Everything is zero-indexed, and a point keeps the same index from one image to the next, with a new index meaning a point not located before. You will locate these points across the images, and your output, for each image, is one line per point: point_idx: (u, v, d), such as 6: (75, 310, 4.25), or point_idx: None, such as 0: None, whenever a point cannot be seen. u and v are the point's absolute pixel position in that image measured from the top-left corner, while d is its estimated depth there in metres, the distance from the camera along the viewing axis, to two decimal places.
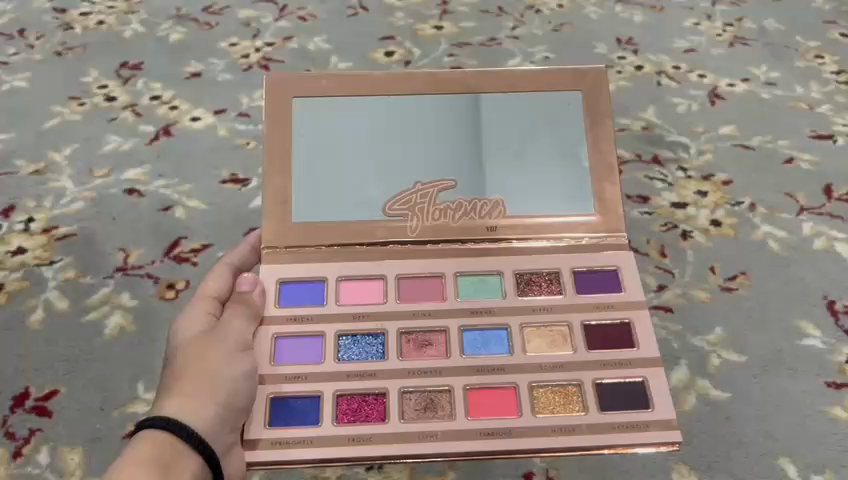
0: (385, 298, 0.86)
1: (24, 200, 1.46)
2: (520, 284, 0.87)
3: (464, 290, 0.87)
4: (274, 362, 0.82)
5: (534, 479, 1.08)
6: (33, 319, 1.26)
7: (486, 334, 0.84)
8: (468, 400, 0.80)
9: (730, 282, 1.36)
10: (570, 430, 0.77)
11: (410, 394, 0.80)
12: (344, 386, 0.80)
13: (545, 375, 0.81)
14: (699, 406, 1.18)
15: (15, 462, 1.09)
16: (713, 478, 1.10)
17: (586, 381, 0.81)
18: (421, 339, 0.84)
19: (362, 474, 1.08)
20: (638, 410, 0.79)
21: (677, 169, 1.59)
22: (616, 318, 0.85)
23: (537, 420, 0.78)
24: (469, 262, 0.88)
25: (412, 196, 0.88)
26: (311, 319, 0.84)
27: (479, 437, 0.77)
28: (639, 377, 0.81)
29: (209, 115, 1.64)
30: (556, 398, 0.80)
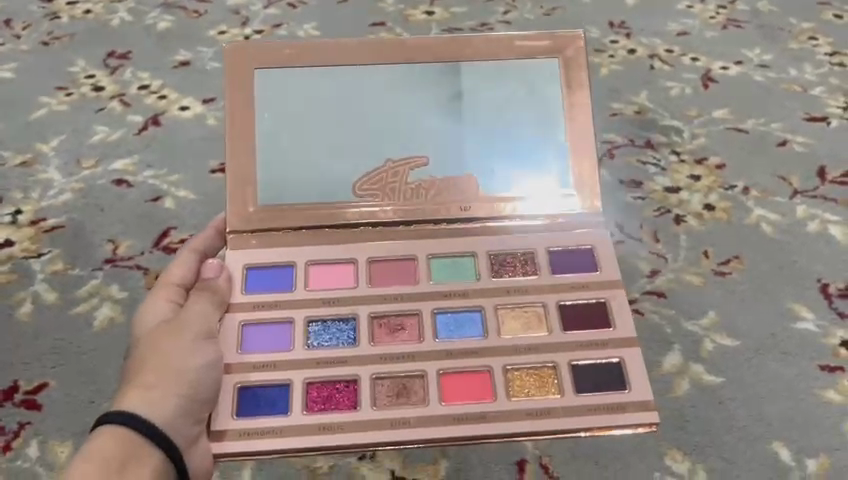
0: (356, 282, 0.85)
1: (11, 192, 1.44)
2: (494, 264, 0.86)
3: (437, 272, 0.86)
4: (241, 350, 0.81)
5: (527, 466, 1.07)
6: (21, 312, 1.25)
7: (459, 317, 0.84)
8: (441, 385, 0.79)
9: (724, 266, 1.35)
10: (544, 413, 0.76)
11: (382, 380, 0.79)
12: (314, 374, 0.80)
13: (514, 356, 0.81)
14: (693, 391, 1.18)
15: (5, 456, 1.08)
16: (707, 464, 1.09)
17: (560, 363, 0.80)
18: (393, 324, 0.83)
19: (353, 464, 1.07)
20: (614, 391, 0.78)
21: (670, 153, 1.58)
22: (592, 297, 0.84)
23: (511, 405, 0.77)
24: (441, 243, 0.87)
25: (383, 175, 0.88)
26: (279, 305, 0.83)
27: (452, 422, 0.76)
28: (615, 358, 0.81)
29: (197, 104, 1.63)
30: (530, 380, 0.79)
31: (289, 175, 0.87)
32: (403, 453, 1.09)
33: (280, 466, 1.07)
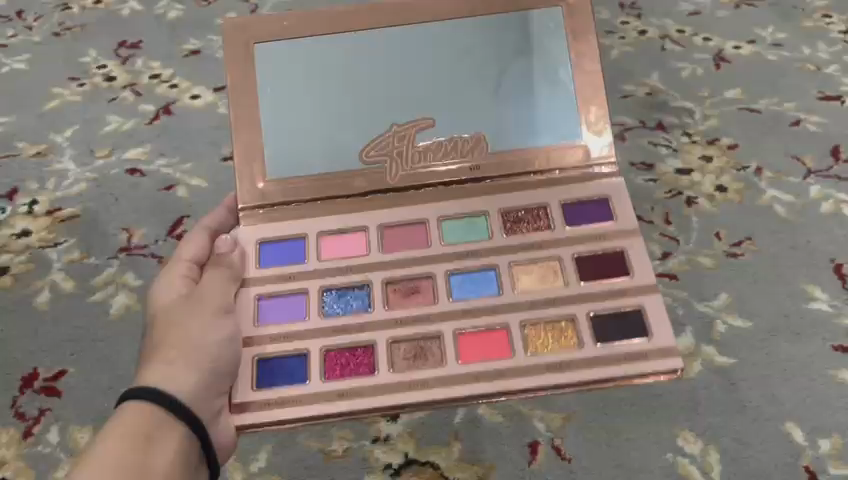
0: (369, 250, 0.87)
1: (27, 182, 1.46)
2: (507, 223, 0.88)
3: (450, 233, 0.89)
4: (257, 324, 0.83)
5: (539, 448, 1.08)
6: (39, 301, 1.27)
7: (473, 275, 0.86)
8: (459, 344, 0.80)
9: (736, 247, 1.35)
10: (566, 366, 0.77)
11: (399, 344, 0.81)
12: (330, 342, 0.82)
13: (529, 311, 0.82)
14: (705, 373, 1.18)
15: (26, 442, 1.10)
16: (719, 444, 1.10)
17: (579, 315, 0.81)
18: (407, 287, 0.85)
19: (368, 446, 1.09)
20: (633, 340, 0.78)
21: (682, 134, 1.57)
22: (609, 248, 0.85)
23: (530, 359, 0.78)
24: (452, 204, 0.90)
25: (390, 140, 0.90)
26: (294, 277, 0.86)
27: (472, 379, 0.77)
28: (635, 305, 0.81)
29: (209, 92, 1.63)
30: (550, 335, 0.80)
31: (294, 147, 0.89)
32: (416, 435, 1.10)
33: (295, 450, 1.08)
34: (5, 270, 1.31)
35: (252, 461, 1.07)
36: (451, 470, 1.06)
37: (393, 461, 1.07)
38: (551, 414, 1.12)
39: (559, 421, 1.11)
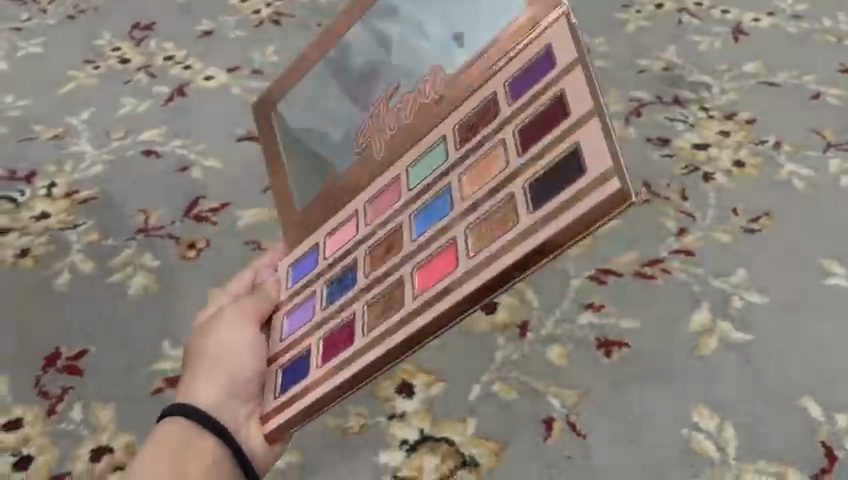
0: (357, 231, 0.68)
1: (45, 165, 1.47)
2: (462, 135, 0.63)
3: (417, 176, 0.66)
4: (283, 339, 0.71)
5: (554, 424, 1.09)
6: (60, 281, 1.28)
7: (430, 208, 0.63)
8: (415, 280, 0.60)
9: (754, 223, 1.34)
10: (512, 247, 0.52)
11: (374, 301, 0.63)
12: (326, 329, 0.65)
13: (467, 159, 0.62)
14: (721, 348, 1.17)
15: (49, 420, 1.12)
16: (736, 419, 1.10)
17: (519, 189, 0.55)
18: (382, 250, 0.66)
19: (384, 423, 1.10)
20: (570, 183, 0.50)
21: (699, 109, 1.55)
22: (545, 100, 0.56)
23: (474, 260, 0.54)
24: (416, 144, 0.68)
25: (369, 121, 0.73)
26: (308, 283, 0.71)
27: (419, 307, 0.57)
28: (568, 147, 0.52)
29: (223, 74, 1.64)
30: (494, 224, 0.55)
31: None
32: (432, 412, 1.11)
33: (312, 426, 1.09)
34: (26, 251, 1.33)
35: None
36: (467, 446, 1.07)
37: (409, 437, 1.08)
38: (566, 390, 1.13)
39: (574, 397, 1.11)
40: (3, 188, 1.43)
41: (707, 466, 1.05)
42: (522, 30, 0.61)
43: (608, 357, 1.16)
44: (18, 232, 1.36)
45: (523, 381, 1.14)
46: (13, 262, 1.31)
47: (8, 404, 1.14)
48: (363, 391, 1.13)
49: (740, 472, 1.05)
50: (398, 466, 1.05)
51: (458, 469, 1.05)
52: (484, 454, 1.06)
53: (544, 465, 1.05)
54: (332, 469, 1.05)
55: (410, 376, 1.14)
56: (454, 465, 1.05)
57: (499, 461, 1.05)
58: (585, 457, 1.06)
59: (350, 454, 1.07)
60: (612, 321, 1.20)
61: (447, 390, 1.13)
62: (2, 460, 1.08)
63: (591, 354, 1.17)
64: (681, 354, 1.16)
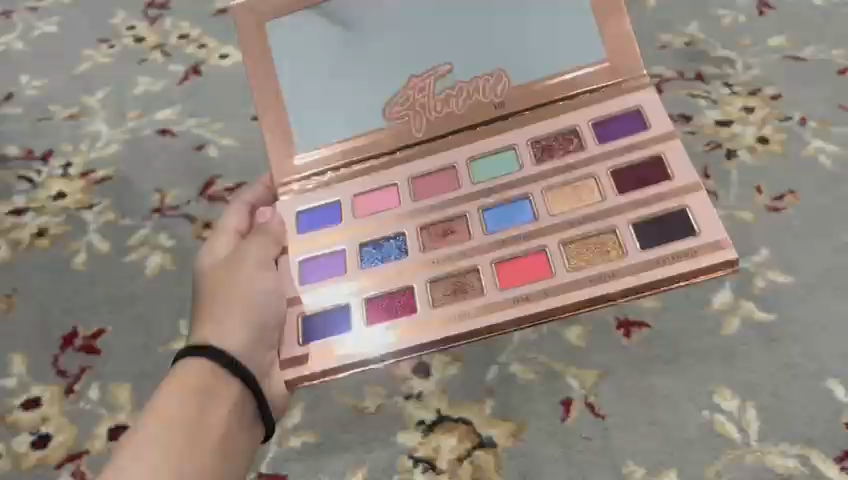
0: (401, 203, 0.94)
1: (62, 145, 1.47)
2: (536, 152, 0.94)
3: (479, 171, 0.95)
4: (302, 282, 0.92)
5: (572, 405, 1.07)
6: (77, 261, 1.28)
7: (504, 209, 0.92)
8: (495, 272, 0.88)
9: (778, 201, 1.31)
10: (608, 278, 0.82)
11: (439, 281, 0.89)
12: (370, 293, 0.89)
13: (549, 179, 0.92)
14: (744, 329, 1.15)
15: (68, 399, 1.12)
16: (758, 401, 1.08)
17: (621, 226, 0.87)
18: (443, 229, 0.92)
19: (401, 404, 1.09)
20: (671, 241, 0.83)
21: (722, 85, 1.51)
22: (637, 157, 0.90)
23: (574, 274, 0.84)
24: (486, 140, 0.95)
25: (409, 95, 0.95)
26: (334, 241, 0.94)
27: (512, 304, 0.84)
28: (676, 207, 0.86)
29: (237, 52, 1.62)
30: (590, 247, 0.86)
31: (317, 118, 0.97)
32: (449, 393, 1.10)
33: (328, 406, 1.09)
34: (43, 231, 1.33)
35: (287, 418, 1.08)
36: (484, 427, 1.06)
37: (426, 418, 1.07)
38: (585, 371, 1.11)
39: (593, 378, 1.10)
40: (20, 169, 1.43)
41: (729, 448, 1.03)
42: (652, 137, 0.91)
43: (628, 338, 1.14)
44: (35, 212, 1.36)
45: (541, 361, 1.12)
46: (32, 242, 1.31)
47: (28, 383, 1.14)
48: (380, 371, 1.12)
49: (762, 453, 1.03)
50: (415, 447, 1.05)
51: (475, 450, 1.04)
52: (501, 435, 1.05)
53: (562, 447, 1.04)
54: (348, 449, 1.05)
55: (426, 357, 1.13)
56: (471, 446, 1.05)
57: (516, 442, 1.04)
58: (603, 438, 1.04)
59: (367, 434, 1.06)
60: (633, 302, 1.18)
61: (464, 371, 1.12)
62: (22, 438, 1.09)
63: (610, 334, 1.15)
64: (702, 335, 1.14)
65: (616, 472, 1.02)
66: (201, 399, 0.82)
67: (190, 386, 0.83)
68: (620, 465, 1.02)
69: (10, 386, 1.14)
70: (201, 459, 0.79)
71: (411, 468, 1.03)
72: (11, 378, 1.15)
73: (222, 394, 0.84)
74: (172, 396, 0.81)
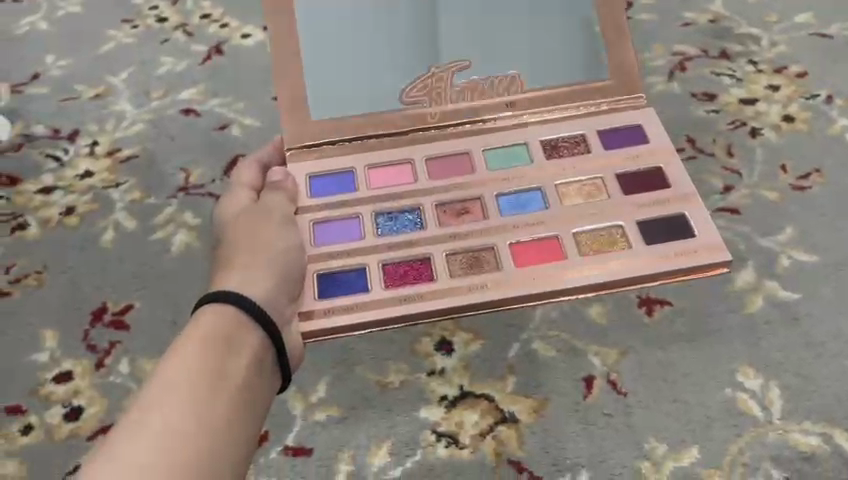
0: (416, 179, 0.93)
1: (88, 124, 1.49)
2: (547, 150, 0.95)
3: (492, 160, 0.95)
4: (315, 243, 0.89)
5: (594, 382, 1.08)
6: (105, 239, 1.31)
7: (521, 197, 0.92)
8: (513, 254, 0.87)
9: (803, 180, 1.30)
10: (617, 267, 0.84)
11: (455, 256, 0.87)
12: (386, 257, 0.88)
13: (565, 177, 0.93)
14: (767, 307, 1.15)
15: (98, 373, 1.15)
16: (781, 379, 1.08)
17: (627, 224, 0.89)
18: (457, 209, 0.92)
19: (424, 379, 1.10)
20: (674, 239, 0.86)
21: (747, 63, 1.50)
22: (647, 165, 0.93)
23: (584, 259, 0.85)
24: (497, 136, 0.95)
25: (426, 81, 0.93)
26: (348, 202, 0.92)
27: (526, 281, 0.83)
28: (677, 213, 0.88)
29: (259, 31, 1.63)
30: (601, 240, 0.87)
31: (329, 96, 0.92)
32: (471, 369, 1.11)
33: (352, 382, 1.10)
34: (71, 209, 1.35)
35: (311, 392, 1.09)
36: (506, 403, 1.07)
37: (449, 394, 1.08)
38: (607, 349, 1.12)
39: (615, 356, 1.11)
40: (48, 148, 1.45)
41: (751, 425, 1.04)
42: (659, 150, 0.94)
43: (650, 316, 1.15)
44: (63, 190, 1.38)
45: (563, 338, 1.13)
46: (60, 220, 1.34)
47: (59, 357, 1.17)
48: (403, 347, 1.13)
49: (784, 431, 1.03)
50: (438, 421, 1.06)
51: (498, 426, 1.05)
52: (523, 411, 1.06)
53: (584, 423, 1.05)
54: (372, 422, 1.06)
55: (449, 334, 1.14)
56: (494, 422, 1.06)
57: (538, 418, 1.05)
58: (625, 415, 1.05)
59: (390, 409, 1.07)
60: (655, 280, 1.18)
61: (486, 348, 1.13)
62: (53, 411, 1.11)
63: (632, 312, 1.15)
64: (724, 314, 1.14)
65: (638, 448, 1.02)
66: (224, 344, 0.73)
67: (212, 330, 0.74)
68: (643, 441, 1.03)
69: (42, 360, 1.17)
70: (214, 415, 0.68)
71: (434, 442, 1.04)
72: (42, 352, 1.18)
73: (246, 340, 0.76)
74: (194, 337, 0.73)
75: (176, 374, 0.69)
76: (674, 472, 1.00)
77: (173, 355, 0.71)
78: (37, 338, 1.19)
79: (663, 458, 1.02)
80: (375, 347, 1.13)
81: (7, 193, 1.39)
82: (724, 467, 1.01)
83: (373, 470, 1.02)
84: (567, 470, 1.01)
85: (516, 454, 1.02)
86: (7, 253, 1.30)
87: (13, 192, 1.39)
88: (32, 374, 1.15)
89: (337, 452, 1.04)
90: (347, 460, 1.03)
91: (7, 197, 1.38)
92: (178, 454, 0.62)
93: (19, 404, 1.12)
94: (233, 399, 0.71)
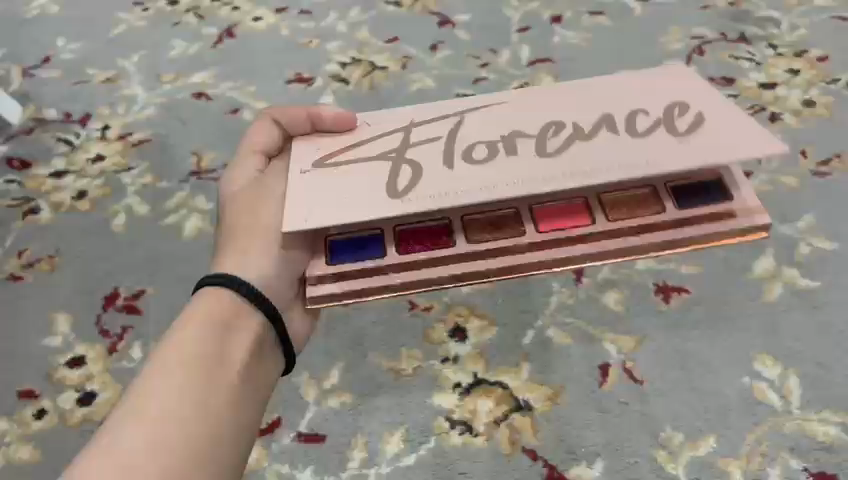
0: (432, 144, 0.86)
1: (99, 108, 1.48)
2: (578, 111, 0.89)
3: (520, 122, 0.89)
4: None
5: (610, 370, 1.07)
6: (117, 223, 1.30)
7: None
8: (534, 218, 0.77)
9: (823, 166, 1.27)
10: (651, 228, 0.75)
11: (474, 218, 0.78)
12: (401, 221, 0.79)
13: None
14: (786, 296, 1.13)
15: (111, 357, 1.15)
16: (800, 368, 1.06)
17: (659, 185, 0.78)
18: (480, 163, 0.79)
19: (438, 367, 1.09)
20: (710, 204, 0.76)
21: (767, 46, 1.47)
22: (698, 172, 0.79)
23: (612, 221, 0.76)
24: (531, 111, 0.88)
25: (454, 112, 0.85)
26: None
27: (554, 243, 0.75)
28: (714, 174, 0.78)
29: (271, 15, 1.62)
30: (630, 201, 0.78)
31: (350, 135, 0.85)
32: (485, 356, 1.10)
33: (365, 368, 1.09)
34: (83, 193, 1.35)
35: (325, 378, 1.09)
36: (520, 391, 1.06)
37: (463, 381, 1.07)
38: (623, 337, 1.10)
39: (631, 344, 1.09)
40: (60, 131, 1.44)
41: (769, 415, 1.02)
42: None
43: (667, 304, 1.13)
44: (75, 174, 1.38)
45: (578, 325, 1.12)
46: (72, 204, 1.33)
47: (72, 342, 1.17)
48: (417, 334, 1.12)
49: (803, 421, 1.02)
50: (452, 409, 1.05)
51: (512, 413, 1.04)
52: (538, 399, 1.05)
53: (599, 412, 1.03)
54: (386, 409, 1.06)
55: (463, 320, 1.13)
56: (508, 409, 1.05)
57: (553, 405, 1.04)
58: (642, 403, 1.04)
59: (404, 396, 1.07)
60: (672, 267, 1.17)
61: (500, 335, 1.11)
62: (67, 395, 1.11)
63: (649, 299, 1.14)
64: (743, 302, 1.13)
65: (654, 437, 1.01)
66: (224, 329, 0.72)
67: (210, 315, 0.73)
68: (659, 430, 1.02)
69: (55, 344, 1.17)
70: (216, 402, 0.68)
71: (448, 430, 1.03)
72: (55, 336, 1.17)
73: (246, 323, 0.75)
74: (193, 323, 0.72)
75: (176, 361, 0.68)
76: (691, 461, 0.99)
77: (171, 340, 0.70)
78: (49, 322, 1.19)
79: (680, 447, 1.00)
80: (389, 333, 1.12)
81: (19, 177, 1.38)
82: (742, 457, 0.99)
83: (386, 457, 1.02)
84: (582, 459, 1.00)
85: (531, 442, 1.01)
86: (19, 237, 1.29)
87: (25, 176, 1.38)
88: (45, 358, 1.15)
89: (350, 439, 1.03)
90: (360, 446, 1.03)
91: (19, 181, 1.38)
92: (172, 440, 0.62)
93: (32, 388, 1.12)
94: (233, 383, 0.70)
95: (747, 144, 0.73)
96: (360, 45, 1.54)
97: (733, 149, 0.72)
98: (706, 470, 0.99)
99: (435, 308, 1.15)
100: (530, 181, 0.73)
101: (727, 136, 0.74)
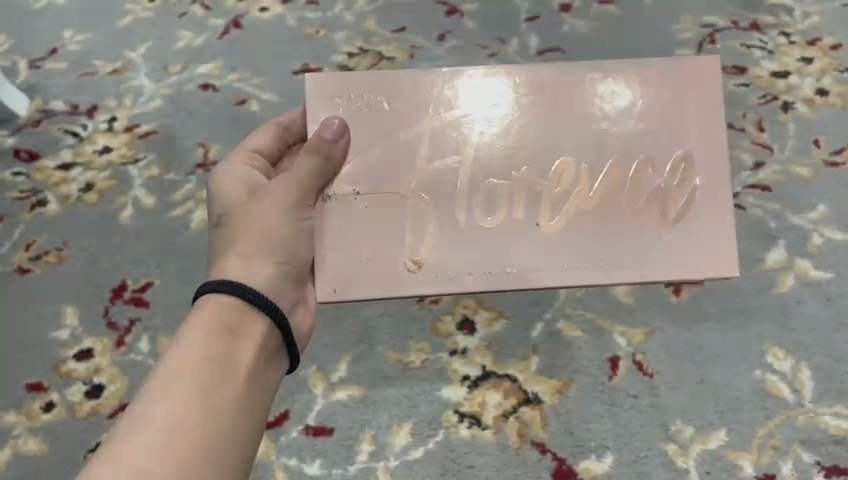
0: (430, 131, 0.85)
1: (105, 99, 1.47)
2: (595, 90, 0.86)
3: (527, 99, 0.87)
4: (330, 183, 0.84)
5: (619, 363, 1.06)
6: (123, 216, 1.30)
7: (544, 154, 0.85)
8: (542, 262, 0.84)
9: (837, 157, 1.27)
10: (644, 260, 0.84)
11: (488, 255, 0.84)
12: (417, 249, 0.84)
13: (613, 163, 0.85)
14: (798, 287, 1.12)
15: (118, 351, 1.15)
16: (812, 361, 1.06)
17: (655, 241, 0.84)
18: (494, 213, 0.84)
19: (445, 359, 1.07)
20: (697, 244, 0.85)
21: (779, 34, 1.44)
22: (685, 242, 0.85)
23: (611, 261, 0.84)
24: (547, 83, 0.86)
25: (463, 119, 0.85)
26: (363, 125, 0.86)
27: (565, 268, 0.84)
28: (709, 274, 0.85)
29: (277, 3, 1.55)
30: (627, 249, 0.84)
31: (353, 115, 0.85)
32: (493, 349, 1.08)
33: (372, 361, 1.07)
34: (90, 186, 1.34)
35: (332, 371, 1.07)
36: (529, 384, 1.05)
37: (471, 374, 1.06)
38: (634, 329, 1.08)
39: (640, 335, 1.07)
40: (66, 123, 1.44)
41: (780, 408, 1.02)
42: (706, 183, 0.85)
43: (678, 296, 1.10)
44: (82, 167, 1.37)
45: (591, 320, 1.09)
46: (79, 197, 1.33)
47: (80, 334, 1.17)
48: (423, 326, 1.09)
49: (815, 414, 1.02)
50: (460, 402, 1.04)
51: (521, 407, 1.03)
52: (546, 392, 1.04)
53: (608, 405, 1.03)
54: (393, 402, 1.05)
55: (471, 313, 1.10)
56: (517, 402, 1.04)
57: (562, 398, 1.04)
58: (651, 397, 1.04)
59: (411, 388, 1.06)
60: None
61: (509, 328, 1.09)
62: (74, 388, 1.13)
63: (659, 292, 1.10)
64: (754, 293, 1.11)
65: (663, 431, 1.02)
66: (228, 336, 0.73)
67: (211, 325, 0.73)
68: (668, 423, 1.02)
69: (63, 337, 1.17)
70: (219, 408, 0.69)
71: (457, 423, 1.03)
72: (62, 329, 1.18)
73: (252, 329, 0.75)
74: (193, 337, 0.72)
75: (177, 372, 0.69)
76: (700, 454, 1.01)
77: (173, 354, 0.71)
78: (57, 315, 1.19)
79: (690, 440, 1.01)
80: (396, 325, 1.09)
81: (26, 170, 1.38)
82: (753, 451, 1.01)
83: (395, 450, 1.02)
84: (591, 452, 1.01)
85: (540, 435, 1.02)
86: (27, 230, 1.29)
87: (33, 168, 1.38)
88: (53, 351, 1.16)
89: (357, 432, 1.04)
90: (368, 440, 1.03)
91: (26, 174, 1.38)
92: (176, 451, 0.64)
93: (40, 380, 1.14)
94: (238, 390, 0.71)
95: (717, 263, 0.84)
96: (366, 35, 1.52)
97: (699, 257, 0.84)
98: (716, 463, 1.00)
99: (443, 299, 1.10)
100: (532, 268, 0.84)
101: (705, 244, 0.84)
